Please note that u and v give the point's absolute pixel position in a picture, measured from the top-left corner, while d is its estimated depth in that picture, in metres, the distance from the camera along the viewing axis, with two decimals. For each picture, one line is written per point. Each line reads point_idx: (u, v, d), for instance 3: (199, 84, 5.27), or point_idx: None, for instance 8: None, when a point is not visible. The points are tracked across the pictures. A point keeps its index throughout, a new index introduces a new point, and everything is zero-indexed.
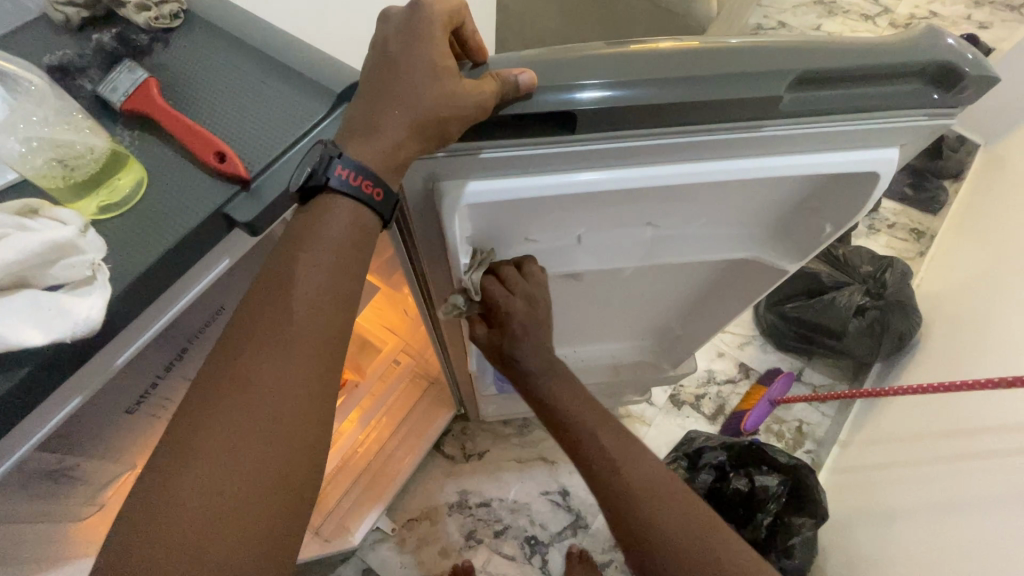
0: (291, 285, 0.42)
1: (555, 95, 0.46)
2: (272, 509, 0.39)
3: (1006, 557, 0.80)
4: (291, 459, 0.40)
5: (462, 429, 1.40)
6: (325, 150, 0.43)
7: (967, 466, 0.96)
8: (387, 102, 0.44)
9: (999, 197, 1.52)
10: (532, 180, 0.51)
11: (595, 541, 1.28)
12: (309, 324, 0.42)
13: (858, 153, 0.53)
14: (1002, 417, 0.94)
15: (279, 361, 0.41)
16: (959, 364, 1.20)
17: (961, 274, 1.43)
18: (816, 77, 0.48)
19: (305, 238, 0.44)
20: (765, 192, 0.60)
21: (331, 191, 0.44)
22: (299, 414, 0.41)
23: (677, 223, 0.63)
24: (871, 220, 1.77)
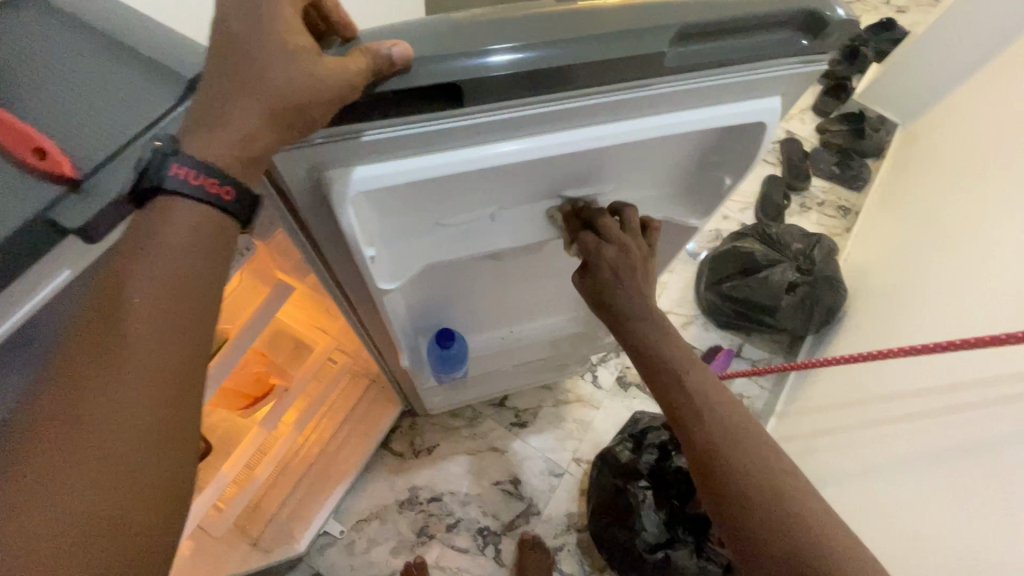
0: (128, 300, 0.39)
1: (439, 64, 0.43)
2: (118, 544, 0.37)
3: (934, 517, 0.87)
4: (133, 490, 0.38)
5: (410, 424, 1.37)
6: (162, 148, 0.41)
7: (887, 429, 1.04)
8: (233, 90, 0.41)
9: (915, 173, 1.62)
10: (429, 158, 0.49)
11: (548, 526, 1.29)
12: (156, 339, 0.40)
13: (744, 103, 0.54)
14: (920, 381, 1.01)
15: (112, 388, 0.38)
16: (884, 332, 1.27)
17: (883, 246, 1.51)
18: (700, 30, 0.47)
19: (146, 244, 0.40)
20: (667, 144, 0.60)
21: (169, 193, 0.41)
22: (146, 437, 0.39)
23: (578, 191, 0.64)
24: (802, 198, 1.84)
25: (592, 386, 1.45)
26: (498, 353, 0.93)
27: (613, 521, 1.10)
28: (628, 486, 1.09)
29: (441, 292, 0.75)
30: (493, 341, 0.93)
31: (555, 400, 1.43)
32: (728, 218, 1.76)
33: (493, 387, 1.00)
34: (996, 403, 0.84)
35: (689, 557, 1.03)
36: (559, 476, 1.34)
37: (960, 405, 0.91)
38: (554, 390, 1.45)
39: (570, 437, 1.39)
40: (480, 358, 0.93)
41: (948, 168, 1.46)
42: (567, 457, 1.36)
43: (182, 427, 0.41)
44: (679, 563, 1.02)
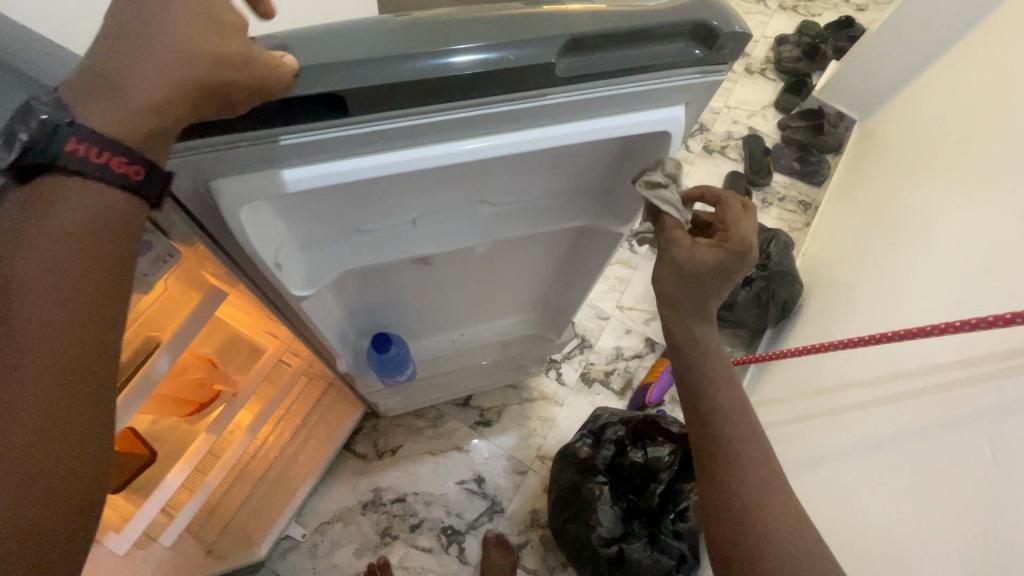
0: (12, 278, 0.38)
1: (322, 75, 0.45)
2: (22, 535, 0.36)
3: (855, 502, 0.89)
4: (39, 474, 0.37)
5: (373, 426, 1.37)
6: (46, 116, 0.39)
7: (835, 419, 1.02)
8: (145, 64, 0.40)
9: (871, 168, 1.65)
10: (326, 165, 0.51)
11: (512, 523, 1.30)
12: (41, 317, 0.38)
13: (642, 113, 0.56)
14: (855, 376, 1.03)
15: (8, 367, 0.37)
16: (834, 325, 1.30)
17: (839, 240, 1.55)
18: (585, 41, 0.49)
19: (33, 224, 0.39)
20: (583, 152, 0.61)
21: (64, 168, 0.40)
22: (30, 420, 0.37)
23: (509, 197, 0.65)
24: (764, 194, 1.87)
25: (556, 383, 1.47)
26: (447, 355, 0.95)
27: (571, 517, 1.11)
28: (585, 481, 1.10)
29: (377, 296, 0.74)
30: (442, 342, 0.93)
31: (520, 398, 1.44)
32: None
33: (453, 385, 1.01)
34: (914, 395, 0.86)
35: (643, 550, 1.04)
36: (523, 473, 1.35)
37: (885, 398, 0.92)
38: (518, 388, 1.45)
39: (533, 435, 1.40)
40: (429, 359, 0.93)
41: (899, 165, 1.49)
42: (531, 454, 1.37)
43: (74, 412, 0.39)
44: (633, 556, 1.04)
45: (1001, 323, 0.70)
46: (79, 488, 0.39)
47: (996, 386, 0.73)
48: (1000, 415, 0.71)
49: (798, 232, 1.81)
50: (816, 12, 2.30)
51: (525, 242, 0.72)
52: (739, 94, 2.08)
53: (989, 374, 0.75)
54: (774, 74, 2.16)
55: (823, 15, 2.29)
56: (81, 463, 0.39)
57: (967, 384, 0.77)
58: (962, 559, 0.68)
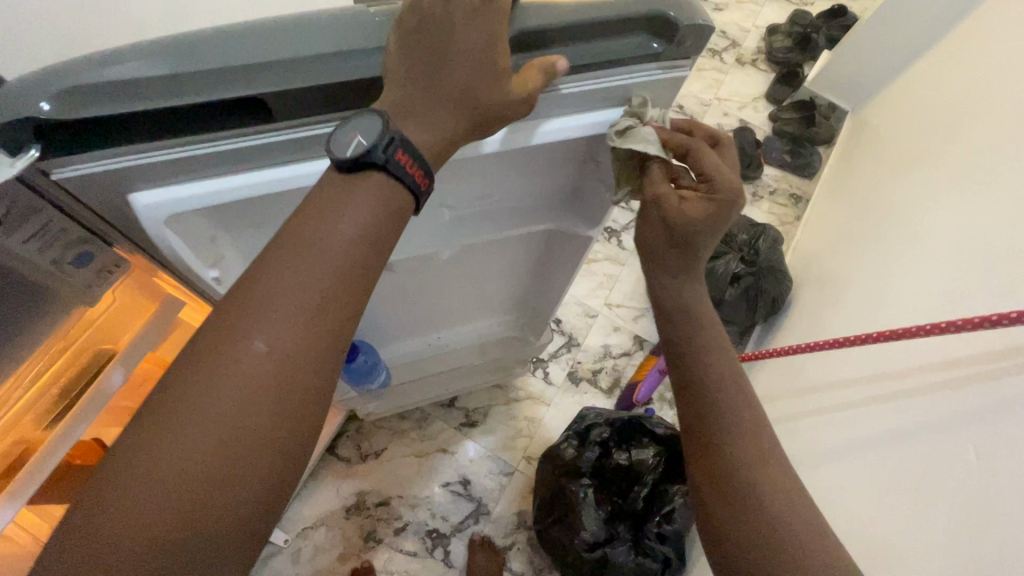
0: (262, 288, 0.43)
1: (251, 76, 0.45)
2: (248, 483, 0.41)
3: (838, 505, 0.87)
4: (272, 431, 0.42)
5: (357, 429, 1.35)
6: (383, 127, 0.44)
7: (819, 419, 1.01)
8: (439, 82, 0.46)
9: (863, 159, 1.62)
10: (252, 173, 0.51)
11: (497, 525, 1.28)
12: (283, 331, 0.42)
13: (592, 113, 0.56)
14: (842, 374, 1.01)
15: (269, 334, 0.42)
16: (821, 321, 1.29)
17: (829, 233, 1.52)
18: (535, 38, 0.49)
19: (302, 239, 0.44)
20: (546, 163, 0.61)
21: (383, 170, 0.45)
22: (268, 422, 0.41)
23: (462, 201, 0.62)
24: (755, 187, 1.84)
25: (544, 382, 1.45)
26: (424, 360, 0.92)
27: (555, 520, 1.09)
28: (569, 484, 1.08)
29: None
30: (418, 345, 0.91)
31: (506, 398, 1.42)
32: None
33: (432, 389, 0.99)
34: (900, 396, 0.84)
35: (628, 554, 1.03)
36: (509, 475, 1.33)
37: (872, 398, 0.90)
38: (505, 388, 1.43)
39: (520, 435, 1.38)
40: (404, 364, 0.91)
41: (890, 157, 1.47)
42: (518, 455, 1.35)
43: (299, 417, 0.43)
44: (617, 560, 1.02)
45: (1001, 324, 0.67)
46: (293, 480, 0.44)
47: (984, 387, 0.71)
48: (987, 418, 0.69)
49: (788, 226, 1.78)
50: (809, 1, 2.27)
51: (494, 245, 0.71)
52: (730, 85, 2.05)
53: (975, 375, 0.73)
54: (765, 65, 2.12)
55: (815, 5, 2.26)
56: (297, 461, 0.44)
57: (955, 386, 0.75)
58: (943, 562, 0.66)
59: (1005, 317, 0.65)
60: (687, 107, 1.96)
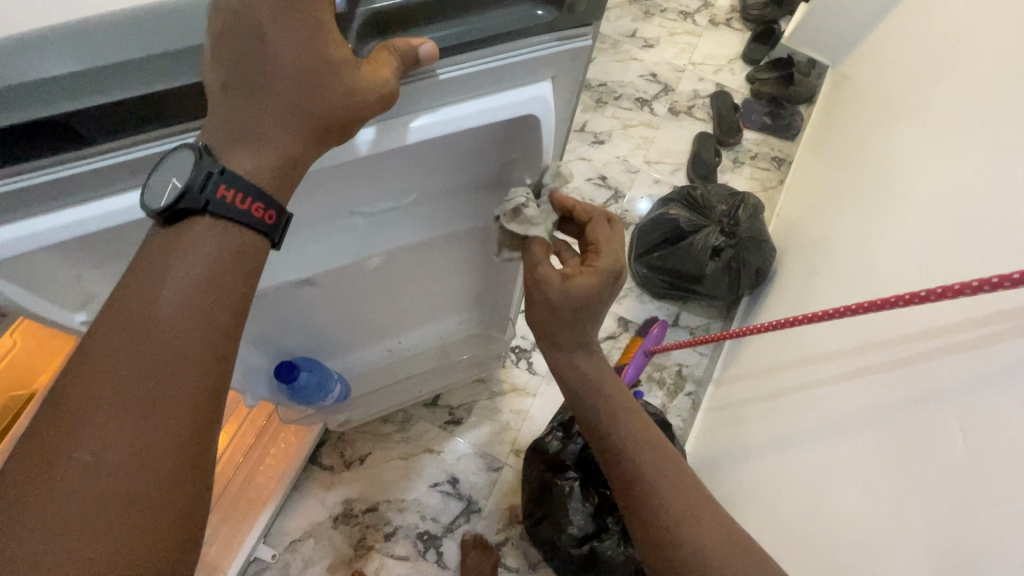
0: (81, 387, 0.36)
1: (38, 96, 0.38)
2: None
3: (823, 484, 0.83)
4: (131, 538, 0.36)
5: (339, 436, 1.31)
6: (202, 163, 0.39)
7: (807, 394, 0.97)
8: (262, 96, 0.39)
9: (845, 116, 1.55)
10: (92, 205, 0.45)
11: (490, 522, 1.26)
12: (114, 432, 0.36)
13: (479, 101, 0.50)
14: (831, 346, 0.97)
15: (110, 425, 0.36)
16: (805, 290, 1.24)
17: (814, 196, 1.46)
18: (404, 18, 0.43)
19: (126, 320, 0.38)
20: (450, 145, 0.56)
21: (208, 213, 0.40)
22: (112, 542, 0.35)
23: (384, 201, 0.59)
24: (735, 153, 1.77)
25: (527, 373, 1.40)
26: (385, 366, 0.88)
27: (542, 516, 1.07)
28: (554, 479, 1.05)
29: (274, 321, 0.67)
30: (376, 354, 0.85)
31: (490, 392, 1.38)
32: (658, 181, 1.67)
33: (400, 395, 0.95)
34: (887, 368, 0.80)
35: (616, 547, 1.01)
36: (498, 470, 1.30)
37: (860, 371, 0.86)
38: (488, 382, 1.39)
39: (507, 430, 1.34)
40: (364, 374, 0.86)
41: (872, 112, 1.40)
42: (505, 450, 1.32)
43: (162, 522, 0.37)
44: (603, 555, 1.01)
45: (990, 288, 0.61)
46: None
47: (970, 354, 0.67)
48: (972, 390, 0.64)
49: (772, 191, 1.72)
50: None
51: (429, 251, 0.66)
52: (705, 48, 1.96)
53: (965, 341, 0.68)
54: (739, 24, 2.04)
55: None
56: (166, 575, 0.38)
57: (942, 355, 0.71)
58: (933, 539, 0.63)
59: (988, 282, 0.60)
60: (660, 74, 1.88)
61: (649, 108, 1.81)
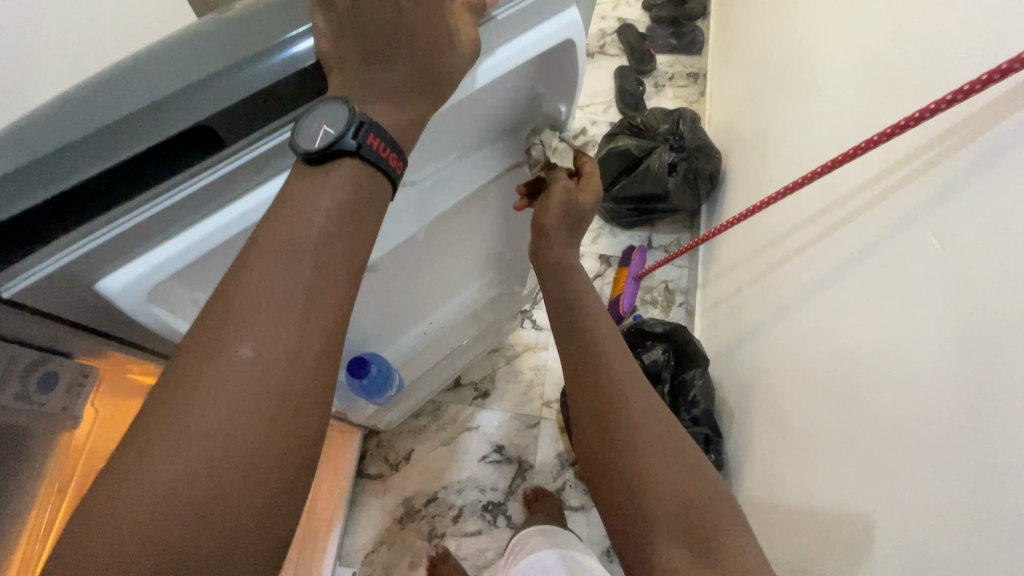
0: (239, 292, 0.39)
1: (129, 133, 0.39)
2: (253, 485, 0.37)
3: (826, 333, 0.94)
4: (273, 431, 0.38)
5: (378, 443, 1.32)
6: (351, 111, 0.42)
7: (791, 263, 1.08)
8: (388, 52, 0.44)
9: (742, 17, 1.67)
10: (211, 219, 0.45)
11: (544, 474, 1.32)
12: (274, 336, 0.39)
13: (531, 33, 0.53)
14: (798, 216, 1.08)
15: (267, 328, 0.39)
16: (758, 179, 1.35)
17: (737, 95, 1.58)
18: None
19: (268, 236, 0.41)
20: (496, 96, 0.58)
21: (354, 156, 0.43)
22: (256, 432, 0.37)
23: (425, 173, 0.62)
24: (654, 78, 1.87)
25: (535, 329, 1.46)
26: (422, 349, 0.91)
27: None
28: None
29: None
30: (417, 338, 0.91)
31: (506, 358, 1.43)
32: (597, 122, 1.75)
33: (442, 371, 0.98)
34: (855, 213, 0.91)
35: None
36: (536, 425, 1.36)
37: (833, 227, 0.97)
38: (501, 349, 1.44)
39: (533, 386, 1.40)
40: (408, 362, 0.91)
41: (765, 7, 1.52)
42: (537, 405, 1.38)
43: (298, 425, 0.39)
44: None
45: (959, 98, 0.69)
46: (292, 502, 0.40)
47: (929, 175, 0.77)
48: (939, 201, 0.75)
49: (697, 104, 1.84)
50: None
51: (460, 214, 0.70)
52: None
53: (920, 168, 0.79)
54: None
55: None
56: (291, 479, 0.39)
57: (902, 185, 0.82)
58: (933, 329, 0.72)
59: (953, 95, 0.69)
60: None
61: None
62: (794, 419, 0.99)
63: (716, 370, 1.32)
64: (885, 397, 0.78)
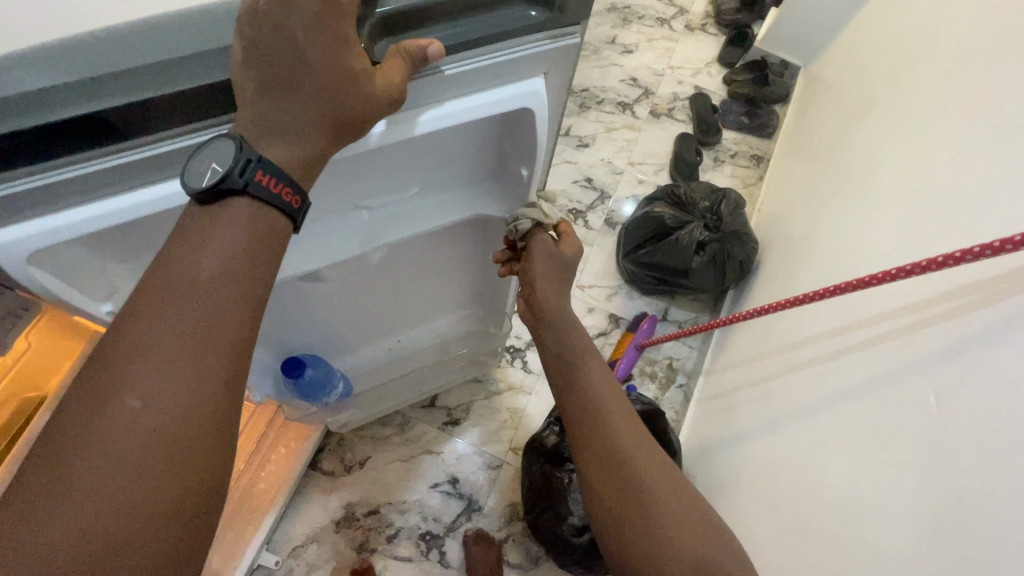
0: (134, 339, 0.41)
1: (27, 108, 0.40)
2: (152, 526, 0.39)
3: (807, 462, 0.86)
4: (167, 475, 0.40)
5: (338, 441, 1.32)
6: (242, 150, 0.44)
7: (793, 377, 1.00)
8: (293, 91, 0.45)
9: (818, 112, 1.61)
10: (114, 200, 0.47)
11: (491, 520, 1.27)
12: (164, 380, 0.41)
13: (473, 96, 0.54)
14: (812, 329, 1.01)
15: (157, 373, 0.41)
16: (787, 279, 1.28)
17: (792, 190, 1.52)
18: (400, 22, 0.48)
19: (167, 282, 0.43)
20: (456, 137, 0.60)
21: (248, 194, 0.45)
22: (150, 476, 0.40)
23: (386, 196, 0.63)
24: (715, 152, 1.83)
25: (523, 371, 1.43)
26: (386, 364, 0.95)
27: (544, 508, 1.10)
28: (553, 471, 1.09)
29: (285, 314, 0.73)
30: (377, 351, 0.94)
31: (487, 392, 1.40)
32: (644, 182, 1.72)
33: (408, 390, 1.02)
34: (864, 346, 0.84)
35: None
36: (497, 468, 1.32)
37: (841, 351, 0.89)
38: (484, 382, 1.41)
39: (504, 428, 1.36)
40: (365, 372, 0.94)
41: (843, 108, 1.46)
42: (504, 447, 1.34)
43: (193, 466, 0.42)
44: None
45: (985, 255, 0.63)
46: (194, 539, 0.42)
47: (942, 327, 0.71)
48: (944, 359, 0.68)
49: (753, 188, 1.78)
50: None
51: (422, 242, 0.71)
52: (682, 53, 2.02)
53: (934, 316, 0.73)
54: (715, 29, 2.10)
55: None
56: (190, 518, 0.42)
57: (915, 329, 0.75)
58: (915, 493, 0.65)
59: (976, 251, 0.63)
60: (640, 78, 1.93)
61: (631, 111, 1.86)
62: (750, 544, 0.91)
63: (694, 464, 1.24)
64: (857, 553, 0.70)
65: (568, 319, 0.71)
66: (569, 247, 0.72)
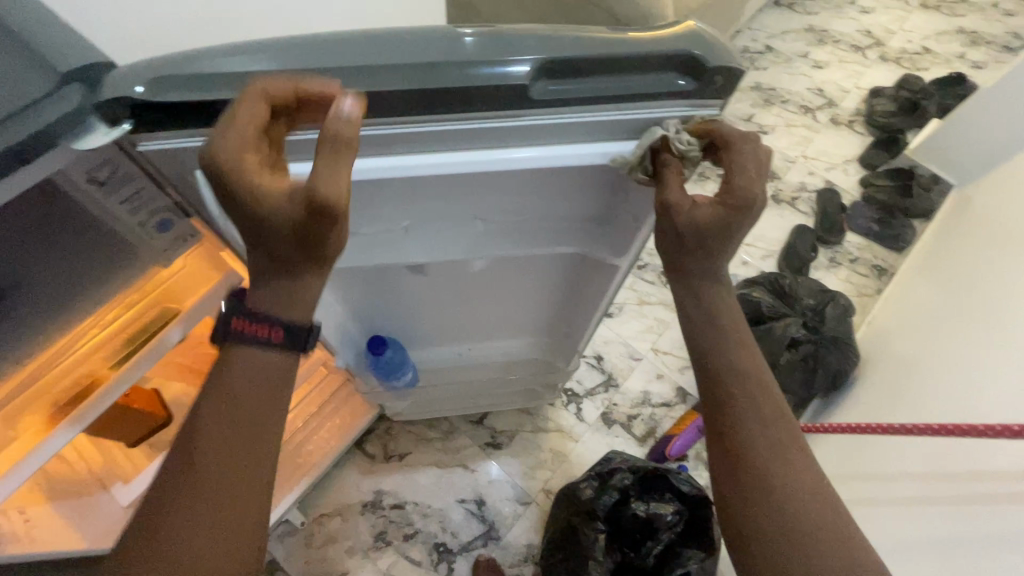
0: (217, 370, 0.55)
1: (250, 82, 0.49)
2: (240, 504, 0.54)
3: None
4: (248, 468, 0.55)
5: (386, 429, 1.38)
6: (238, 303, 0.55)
7: (866, 510, 0.91)
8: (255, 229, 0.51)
9: (960, 236, 1.47)
10: (292, 165, 0.56)
11: (505, 553, 1.25)
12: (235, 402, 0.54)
13: (603, 143, 0.59)
14: (897, 464, 0.91)
15: (232, 394, 0.55)
16: (883, 404, 1.17)
17: (910, 311, 1.39)
18: (562, 67, 0.53)
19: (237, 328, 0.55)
20: (575, 178, 0.64)
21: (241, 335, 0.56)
22: (234, 471, 0.54)
23: (500, 216, 0.69)
24: (833, 251, 1.73)
25: (575, 417, 1.41)
26: (451, 368, 1.00)
27: (562, 560, 1.07)
28: (581, 525, 1.05)
29: (382, 297, 0.80)
30: (447, 354, 0.99)
31: (535, 426, 1.40)
32: (747, 263, 1.67)
33: (463, 399, 1.06)
34: (962, 502, 0.74)
35: None
36: (525, 504, 1.30)
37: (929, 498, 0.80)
38: (534, 416, 1.41)
39: (543, 467, 1.35)
40: (432, 369, 1.00)
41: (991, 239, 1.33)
42: (537, 487, 1.32)
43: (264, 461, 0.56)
44: None
45: None
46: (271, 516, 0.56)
47: None
48: None
49: (867, 298, 1.65)
50: (922, 65, 2.18)
51: (517, 264, 0.76)
52: (821, 145, 1.95)
53: None
54: (863, 127, 2.00)
55: (929, 69, 2.17)
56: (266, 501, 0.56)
57: None
58: None
59: None
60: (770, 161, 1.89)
61: None
62: None
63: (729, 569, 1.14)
64: None
65: (711, 311, 0.63)
66: (711, 213, 0.58)
